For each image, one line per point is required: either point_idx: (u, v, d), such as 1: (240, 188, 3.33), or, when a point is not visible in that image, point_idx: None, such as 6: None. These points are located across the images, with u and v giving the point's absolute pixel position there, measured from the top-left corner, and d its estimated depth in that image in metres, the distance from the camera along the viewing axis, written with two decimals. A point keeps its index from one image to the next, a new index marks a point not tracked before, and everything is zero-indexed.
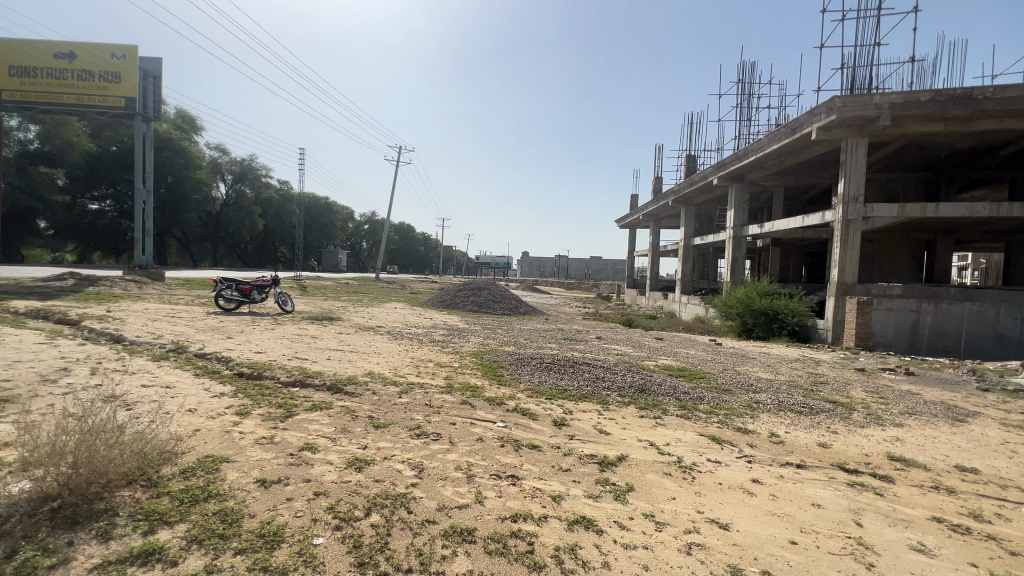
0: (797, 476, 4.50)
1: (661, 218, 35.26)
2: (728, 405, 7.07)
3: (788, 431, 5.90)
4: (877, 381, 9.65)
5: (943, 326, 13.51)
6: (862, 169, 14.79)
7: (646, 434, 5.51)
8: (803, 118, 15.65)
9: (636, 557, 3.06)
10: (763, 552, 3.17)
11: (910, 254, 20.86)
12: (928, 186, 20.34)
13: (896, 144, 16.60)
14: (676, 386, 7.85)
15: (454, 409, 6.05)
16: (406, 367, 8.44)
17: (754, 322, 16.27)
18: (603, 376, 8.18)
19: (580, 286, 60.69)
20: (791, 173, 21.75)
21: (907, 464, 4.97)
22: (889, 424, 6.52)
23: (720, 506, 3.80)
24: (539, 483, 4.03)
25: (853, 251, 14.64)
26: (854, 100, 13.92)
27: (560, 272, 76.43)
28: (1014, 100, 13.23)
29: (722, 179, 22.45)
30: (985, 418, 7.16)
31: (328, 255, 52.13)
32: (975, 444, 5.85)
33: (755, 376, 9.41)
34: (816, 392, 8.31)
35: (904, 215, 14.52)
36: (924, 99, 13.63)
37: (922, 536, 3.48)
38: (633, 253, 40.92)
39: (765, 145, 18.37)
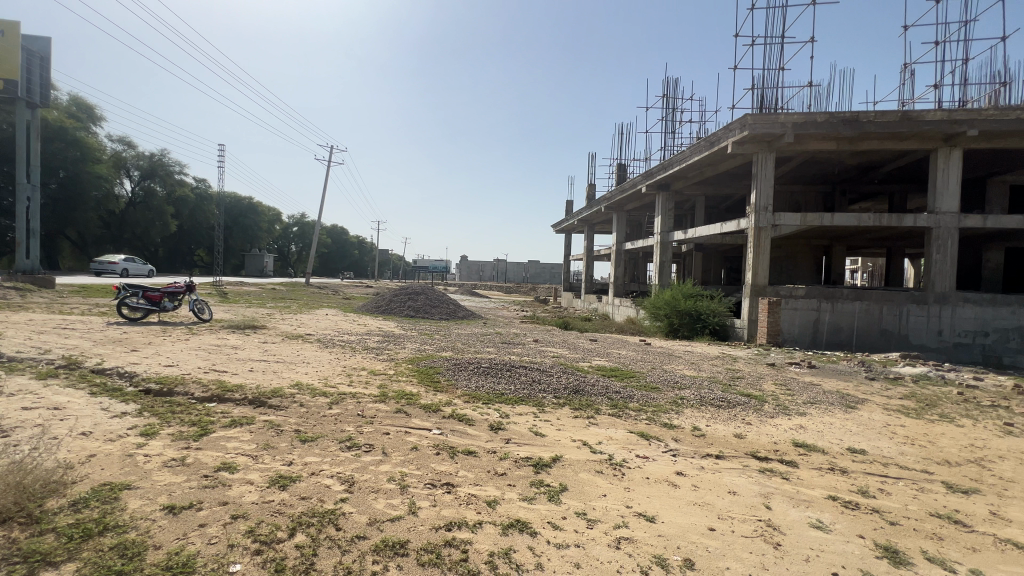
0: (717, 466, 4.83)
1: (595, 223, 36.46)
2: (656, 401, 7.47)
3: (708, 425, 6.32)
4: (784, 374, 10.61)
5: (839, 323, 15.08)
6: (770, 181, 16.23)
7: (579, 433, 5.68)
8: (720, 133, 16.94)
9: (568, 555, 3.13)
10: (685, 540, 3.36)
11: (812, 259, 23.15)
12: (826, 198, 22.66)
13: (798, 159, 18.34)
14: (608, 386, 8.16)
15: (387, 418, 5.88)
16: (338, 376, 8.11)
17: (680, 322, 17.38)
18: (539, 379, 8.31)
19: (519, 289, 61.30)
20: (711, 182, 23.37)
21: (808, 449, 5.51)
22: (794, 413, 7.19)
23: (647, 499, 3.99)
24: (474, 489, 4.02)
25: (764, 255, 15.97)
26: (763, 118, 15.33)
27: (498, 277, 76.96)
28: (893, 124, 15.00)
29: (650, 188, 23.65)
30: (872, 404, 8.11)
31: (253, 259, 48.73)
32: (863, 427, 6.61)
33: (680, 373, 10.02)
34: (733, 386, 9.01)
35: (806, 223, 16.06)
36: (820, 120, 15.23)
37: (820, 514, 3.86)
38: (569, 258, 41.86)
39: (688, 157, 19.58)
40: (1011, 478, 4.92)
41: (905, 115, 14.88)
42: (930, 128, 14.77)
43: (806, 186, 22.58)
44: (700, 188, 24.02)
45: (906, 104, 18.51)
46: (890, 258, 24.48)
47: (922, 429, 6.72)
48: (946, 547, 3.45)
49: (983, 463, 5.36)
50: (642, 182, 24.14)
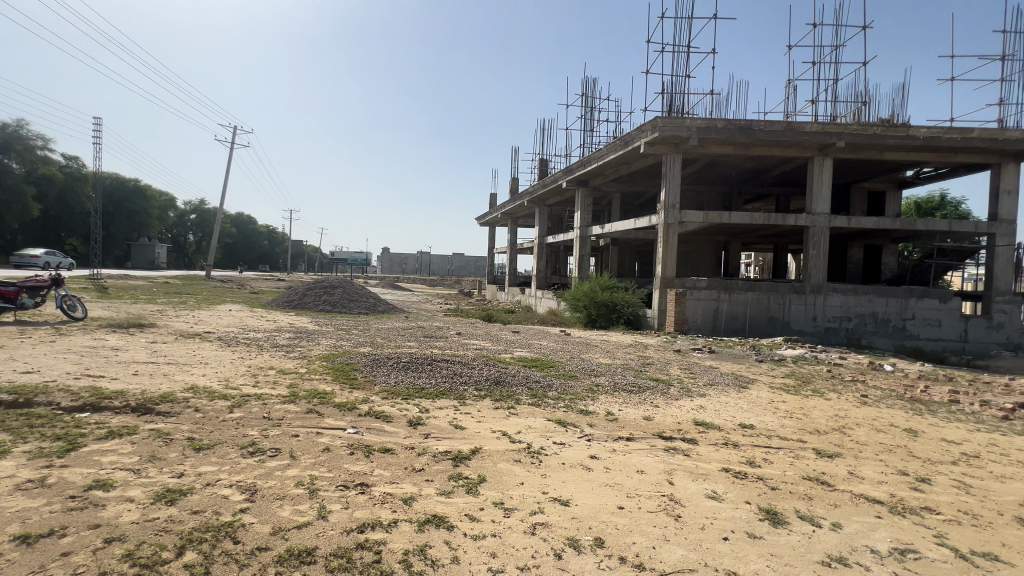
0: (627, 448, 5.12)
1: (518, 217, 36.92)
2: (573, 389, 7.77)
3: (621, 409, 6.68)
4: (689, 359, 11.54)
5: (735, 312, 16.63)
6: (678, 180, 17.46)
7: (499, 424, 5.74)
8: (634, 133, 17.91)
9: (484, 546, 3.14)
10: (596, 520, 3.52)
11: (713, 254, 25.33)
12: (725, 198, 24.85)
13: (702, 161, 19.88)
14: (529, 376, 8.34)
15: (297, 419, 5.53)
16: (241, 376, 7.48)
17: (597, 313, 18.22)
18: (460, 371, 8.28)
19: (444, 282, 60.45)
20: (626, 180, 24.63)
21: (707, 427, 6.03)
22: (696, 394, 7.85)
23: (562, 484, 4.13)
24: (389, 487, 3.90)
25: (672, 250, 17.17)
26: (671, 121, 16.48)
27: (422, 269, 75.43)
28: (780, 132, 16.73)
29: (570, 183, 24.40)
30: (760, 383, 9.10)
31: (140, 250, 43.16)
32: (753, 404, 7.39)
33: (596, 361, 10.50)
34: (644, 371, 9.62)
35: (708, 221, 17.49)
36: (720, 126, 16.64)
37: (715, 485, 4.24)
38: (493, 251, 42.03)
39: (604, 155, 20.48)
40: (864, 441, 5.76)
41: (788, 126, 16.70)
42: (807, 138, 16.73)
43: (708, 186, 24.55)
44: (616, 185, 25.21)
45: (790, 114, 21.09)
46: (777, 254, 27.43)
47: (799, 403, 7.65)
48: (815, 505, 3.94)
49: (843, 430, 6.22)
50: (563, 178, 24.82)
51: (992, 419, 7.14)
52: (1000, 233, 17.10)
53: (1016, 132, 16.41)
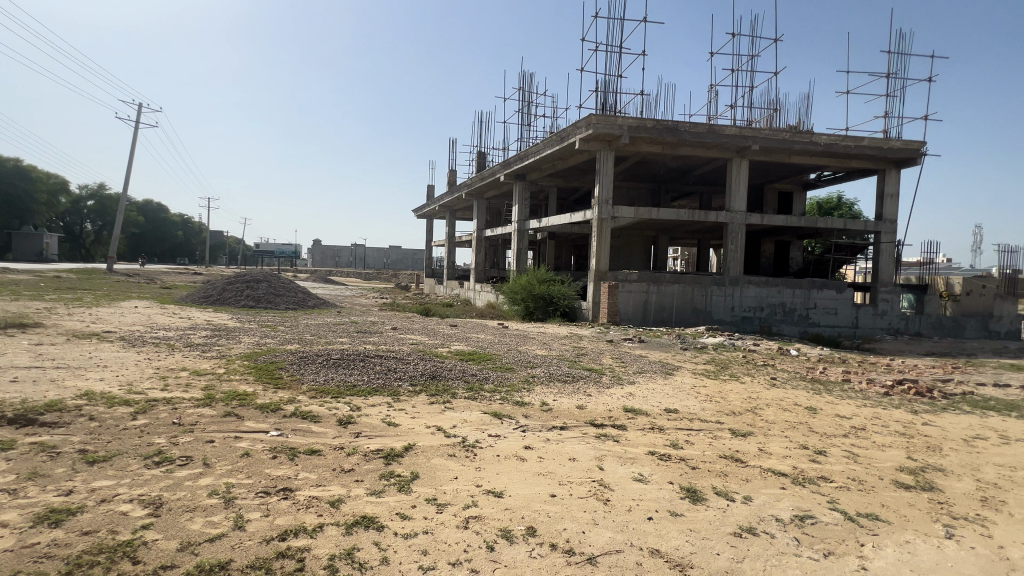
0: (560, 437, 5.25)
1: (456, 209, 36.51)
2: (510, 381, 7.85)
3: (555, 400, 6.83)
4: (620, 349, 12.03)
5: (663, 303, 17.52)
6: (611, 177, 18.07)
7: (434, 419, 5.65)
8: (569, 129, 18.26)
9: (416, 544, 3.08)
10: (529, 509, 3.57)
11: (643, 248, 26.54)
12: (654, 195, 26.05)
13: (633, 159, 20.67)
14: (465, 369, 8.30)
15: (213, 423, 5.11)
16: (148, 379, 6.81)
17: (534, 305, 18.53)
18: (394, 367, 8.07)
19: (380, 275, 58.63)
20: (562, 175, 25.09)
21: (636, 413, 6.32)
22: (626, 382, 8.22)
23: (496, 476, 4.15)
24: (315, 490, 3.72)
25: (606, 244, 17.77)
26: (605, 119, 17.02)
27: (356, 262, 72.66)
28: (703, 134, 17.75)
29: (508, 177, 24.46)
30: (684, 370, 9.69)
31: (24, 240, 37.93)
32: (677, 390, 7.85)
33: (533, 353, 10.66)
34: (578, 362, 9.91)
35: (639, 216, 18.27)
36: (649, 126, 17.39)
37: (641, 468, 4.45)
38: (430, 243, 41.32)
39: (541, 150, 20.71)
40: (771, 420, 6.31)
41: (710, 128, 17.75)
42: (726, 141, 17.89)
43: (639, 183, 25.63)
44: (552, 180, 25.62)
45: (712, 119, 22.02)
46: (700, 248, 29.26)
47: (717, 387, 8.24)
48: (729, 481, 4.26)
49: (755, 410, 6.78)
50: (501, 171, 24.83)
51: (875, 395, 8.10)
52: (884, 231, 19.39)
53: (898, 142, 18.57)
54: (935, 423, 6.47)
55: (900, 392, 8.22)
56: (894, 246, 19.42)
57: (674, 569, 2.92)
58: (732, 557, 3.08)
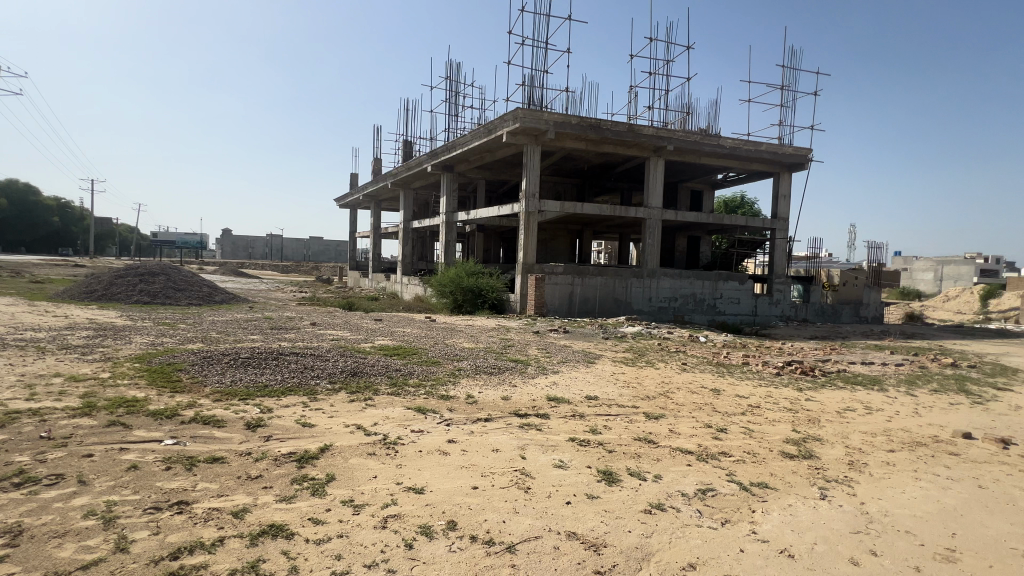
0: (484, 428, 5.27)
1: (381, 199, 35.22)
2: (435, 375, 7.75)
3: (481, 392, 6.85)
4: (546, 340, 12.35)
5: (586, 295, 18.18)
6: (538, 171, 18.35)
7: (354, 418, 5.43)
8: (496, 121, 18.26)
9: (328, 549, 2.94)
10: (450, 504, 3.54)
11: (568, 242, 27.35)
12: (579, 190, 26.88)
13: (559, 154, 21.13)
14: (389, 365, 8.07)
15: (92, 435, 4.50)
16: (9, 388, 5.87)
17: (463, 298, 18.43)
18: (311, 365, 7.64)
19: (299, 268, 55.25)
20: (490, 167, 25.07)
21: (558, 402, 6.52)
22: (550, 372, 8.45)
23: (418, 472, 4.07)
24: (217, 501, 3.42)
25: (533, 237, 18.06)
26: (531, 113, 17.25)
27: (272, 254, 67.84)
28: (624, 133, 18.55)
29: (435, 167, 24.00)
30: (605, 358, 10.16)
31: None
32: (598, 377, 8.22)
33: (460, 346, 10.62)
34: (505, 353, 10.03)
35: (564, 210, 18.75)
36: (573, 122, 17.86)
37: (561, 455, 4.59)
38: (354, 235, 39.56)
39: (469, 141, 20.52)
40: (681, 402, 6.80)
41: (629, 128, 18.59)
42: (644, 141, 18.85)
43: (565, 178, 26.31)
44: (480, 172, 25.52)
45: (632, 119, 23.00)
46: (621, 242, 30.70)
47: (634, 373, 8.73)
48: (642, 462, 4.52)
49: (667, 394, 7.27)
50: (428, 161, 24.29)
51: (769, 375, 9.01)
52: (778, 229, 21.55)
53: (790, 148, 20.64)
54: (815, 399, 7.34)
55: (789, 372, 9.22)
56: (786, 242, 21.65)
57: (589, 550, 3.04)
58: (642, 533, 3.26)
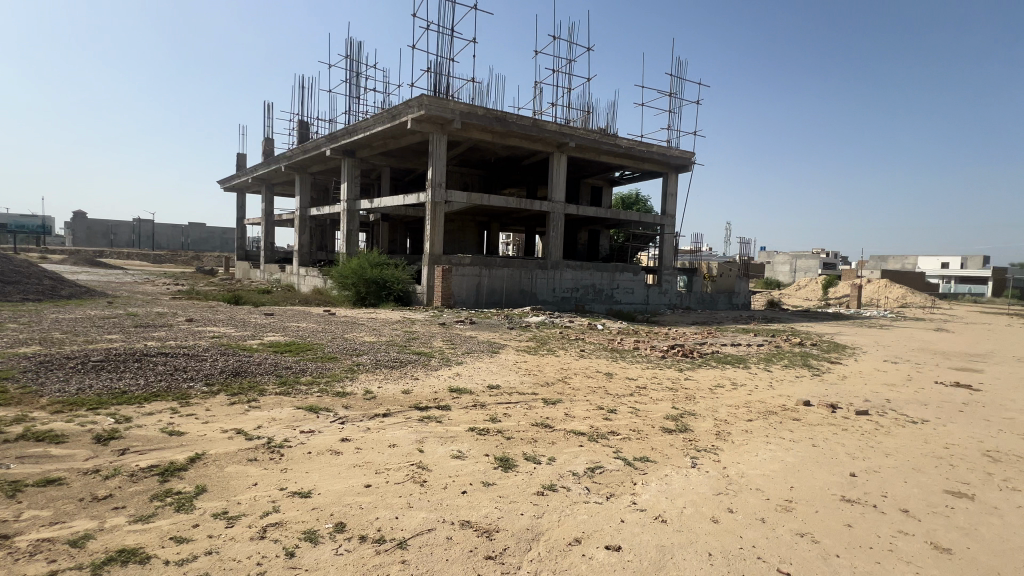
0: (381, 424, 5.10)
1: (274, 183, 32.32)
2: (331, 371, 7.32)
3: (380, 386, 6.63)
4: (451, 331, 12.29)
5: (493, 286, 18.36)
6: (444, 160, 18.08)
7: (234, 422, 4.95)
8: (401, 107, 17.64)
9: (194, 568, 2.65)
10: (340, 505, 3.38)
11: (476, 234, 27.38)
12: (486, 182, 27.00)
13: (466, 145, 21.01)
14: (279, 362, 7.46)
15: None
16: None
17: (366, 290, 17.65)
18: (184, 366, 6.80)
19: (174, 257, 48.87)
20: (394, 154, 24.17)
21: (460, 392, 6.52)
22: (453, 363, 8.42)
23: (305, 475, 3.82)
24: (50, 531, 2.91)
25: (439, 228, 17.80)
26: (437, 101, 16.92)
27: (140, 241, 59.20)
28: (529, 127, 18.94)
29: (334, 151, 22.56)
30: (509, 348, 10.38)
31: None
32: (501, 367, 8.38)
33: (360, 340, 10.16)
34: (408, 346, 9.80)
35: (471, 202, 18.69)
36: (479, 113, 17.86)
37: (460, 445, 4.60)
38: (242, 222, 35.91)
39: (371, 126, 19.58)
40: (578, 387, 7.20)
41: (534, 123, 19.04)
42: (548, 136, 19.43)
43: (472, 169, 26.25)
44: (384, 159, 24.51)
45: (537, 114, 23.64)
46: (527, 235, 31.47)
47: (536, 361, 9.04)
48: (538, 446, 4.69)
49: (565, 379, 7.64)
50: (327, 144, 22.78)
51: (655, 358, 9.87)
52: (667, 225, 23.52)
53: (677, 151, 22.63)
54: (692, 377, 8.20)
55: (672, 354, 10.16)
56: (673, 237, 23.72)
57: (481, 536, 3.08)
58: (534, 514, 3.39)
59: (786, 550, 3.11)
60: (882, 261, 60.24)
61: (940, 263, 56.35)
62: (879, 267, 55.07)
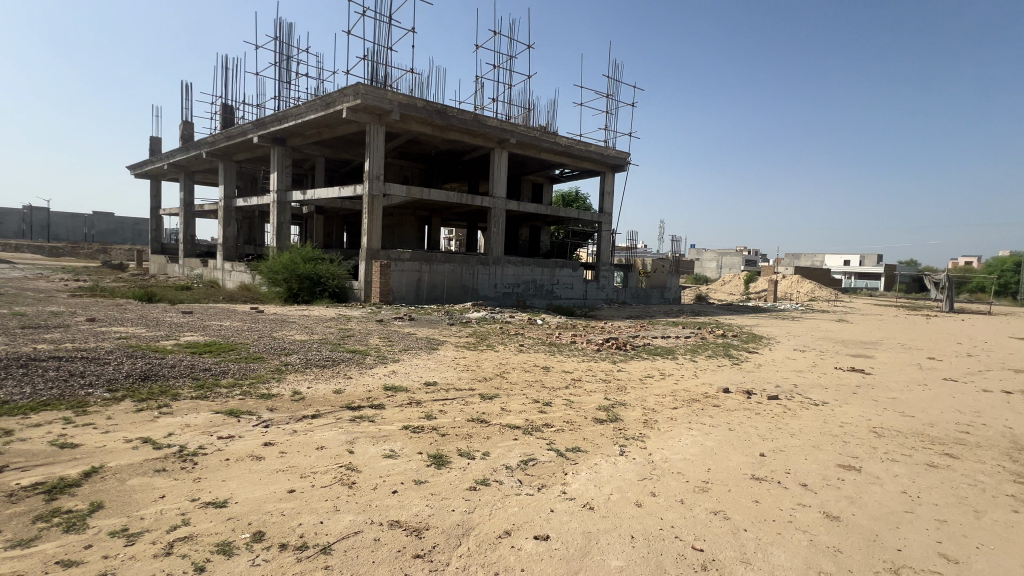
0: (309, 426, 4.87)
1: (193, 171, 29.84)
2: (256, 372, 6.89)
3: (310, 387, 6.33)
4: (389, 328, 11.98)
5: (434, 281, 18.10)
6: (382, 153, 17.53)
7: (141, 430, 4.53)
8: (335, 95, 16.88)
9: None
10: (259, 513, 3.19)
11: (416, 229, 26.82)
12: (426, 176, 26.50)
13: (405, 137, 20.49)
14: (197, 364, 6.92)
15: None
16: None
17: (299, 286, 16.79)
18: (82, 371, 6.12)
19: (75, 251, 43.78)
20: (328, 144, 23.11)
21: (395, 391, 6.38)
22: (390, 360, 8.22)
23: (221, 484, 3.57)
24: None
25: (378, 222, 17.27)
26: (374, 91, 16.35)
27: (33, 232, 52.50)
28: (470, 122, 18.80)
29: (262, 138, 21.19)
30: (448, 344, 10.28)
31: None
32: (439, 363, 8.29)
33: (290, 339, 9.64)
34: (342, 344, 9.43)
35: (411, 196, 18.26)
36: (418, 105, 17.48)
37: (392, 444, 4.50)
38: (156, 212, 32.86)
39: (303, 113, 18.58)
40: (515, 381, 7.27)
41: (475, 117, 18.92)
42: (488, 131, 19.39)
43: (412, 162, 25.66)
44: (317, 149, 23.36)
45: (478, 109, 23.49)
46: (469, 230, 31.29)
47: (475, 357, 9.03)
48: (472, 442, 4.69)
49: (502, 374, 7.70)
50: (254, 131, 21.35)
51: (590, 351, 10.19)
52: (604, 222, 24.30)
53: (613, 151, 23.42)
54: (625, 369, 8.55)
55: (607, 347, 10.53)
56: (610, 234, 24.55)
57: (410, 535, 3.04)
58: (465, 509, 3.38)
59: (701, 528, 3.33)
60: (795, 258, 65.91)
61: (842, 261, 62.68)
62: (792, 264, 60.28)
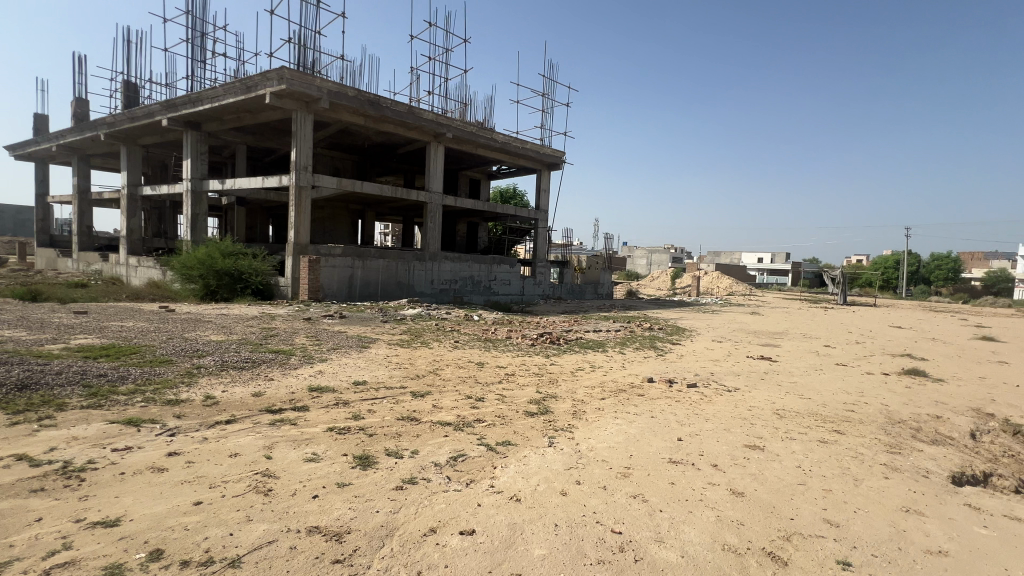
0: (222, 432, 4.53)
1: (90, 154, 26.68)
2: (162, 377, 6.29)
3: (225, 390, 5.89)
4: (318, 326, 11.43)
5: (368, 278, 17.50)
6: (309, 142, 16.64)
7: (16, 446, 3.99)
8: (257, 78, 15.78)
9: None
10: (158, 529, 2.93)
11: (348, 223, 25.74)
12: (358, 168, 25.50)
13: (335, 126, 19.57)
14: (91, 370, 6.20)
15: None
16: None
17: (217, 283, 15.56)
18: None
19: None
20: (249, 131, 21.56)
21: (321, 391, 6.09)
22: (317, 360, 7.85)
23: (114, 500, 3.24)
24: None
25: (305, 216, 16.39)
26: (300, 76, 15.46)
27: None
28: (404, 114, 18.31)
29: (172, 121, 19.36)
30: (381, 342, 9.98)
31: None
32: (370, 362, 8.04)
33: (205, 339, 8.90)
34: (264, 344, 8.86)
35: (342, 188, 17.47)
36: (349, 94, 16.75)
37: (315, 447, 4.29)
38: (43, 199, 29.02)
39: (220, 96, 17.20)
40: (448, 378, 7.20)
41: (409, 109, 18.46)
42: (424, 124, 19.00)
43: (343, 153, 24.58)
44: (237, 135, 21.73)
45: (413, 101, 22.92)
46: (405, 225, 30.51)
47: (408, 354, 8.84)
48: (401, 441, 4.58)
49: (435, 371, 7.59)
50: (162, 113, 19.47)
51: (525, 346, 10.32)
52: (541, 220, 24.67)
53: (549, 150, 23.80)
54: (557, 363, 8.74)
55: (542, 342, 10.71)
56: (546, 231, 24.99)
57: (329, 540, 2.92)
58: (390, 509, 3.31)
59: (622, 511, 3.49)
60: (716, 256, 70.82)
61: (757, 258, 68.23)
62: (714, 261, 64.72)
